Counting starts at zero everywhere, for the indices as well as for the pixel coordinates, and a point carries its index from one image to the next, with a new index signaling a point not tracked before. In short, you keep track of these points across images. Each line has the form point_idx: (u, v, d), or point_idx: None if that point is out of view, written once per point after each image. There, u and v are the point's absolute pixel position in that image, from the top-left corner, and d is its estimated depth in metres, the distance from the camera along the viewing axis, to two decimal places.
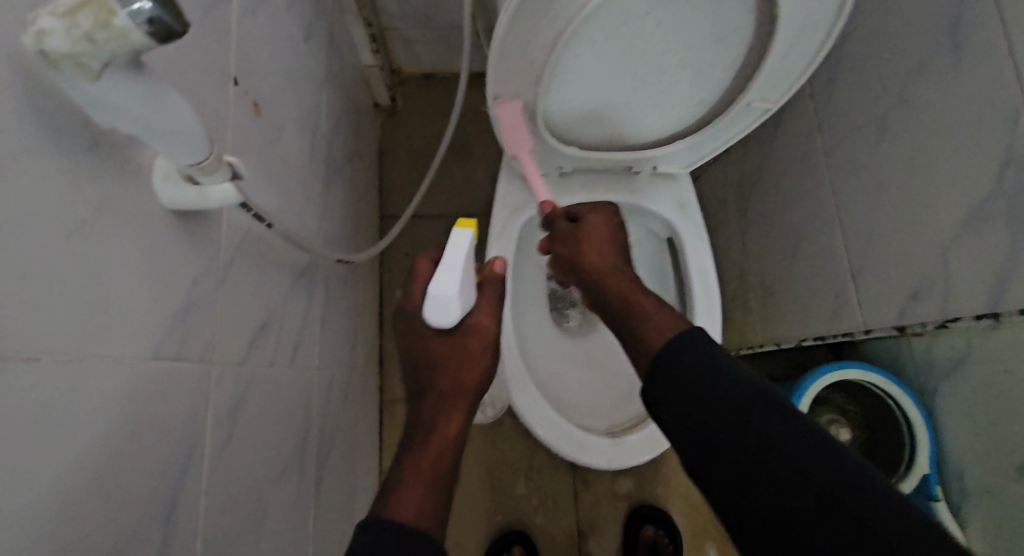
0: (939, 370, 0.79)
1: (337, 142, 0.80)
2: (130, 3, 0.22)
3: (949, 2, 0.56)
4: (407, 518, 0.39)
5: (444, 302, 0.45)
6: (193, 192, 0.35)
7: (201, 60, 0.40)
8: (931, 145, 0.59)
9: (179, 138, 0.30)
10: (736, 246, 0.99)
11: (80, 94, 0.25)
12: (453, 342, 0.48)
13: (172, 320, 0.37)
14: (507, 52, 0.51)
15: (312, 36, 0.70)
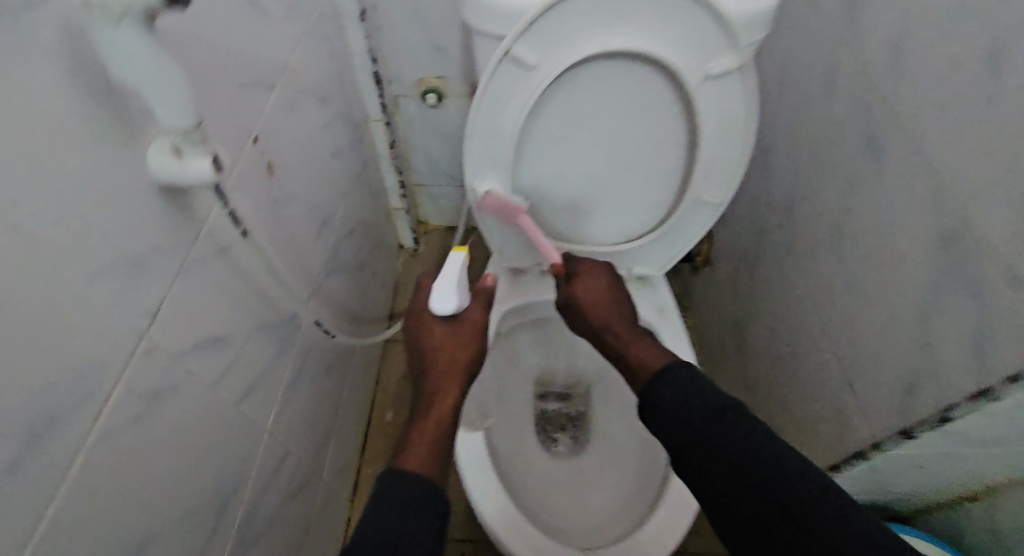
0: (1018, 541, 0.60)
1: (349, 248, 0.91)
2: None
3: (854, 124, 0.66)
4: (412, 464, 0.53)
5: (447, 293, 0.64)
6: (174, 163, 0.42)
7: (235, 105, 0.53)
8: (876, 237, 0.64)
9: (166, 98, 0.38)
10: (749, 380, 0.98)
11: (102, 39, 0.34)
12: (451, 338, 0.67)
13: (120, 264, 0.40)
14: (473, 138, 0.62)
15: (345, 159, 0.88)
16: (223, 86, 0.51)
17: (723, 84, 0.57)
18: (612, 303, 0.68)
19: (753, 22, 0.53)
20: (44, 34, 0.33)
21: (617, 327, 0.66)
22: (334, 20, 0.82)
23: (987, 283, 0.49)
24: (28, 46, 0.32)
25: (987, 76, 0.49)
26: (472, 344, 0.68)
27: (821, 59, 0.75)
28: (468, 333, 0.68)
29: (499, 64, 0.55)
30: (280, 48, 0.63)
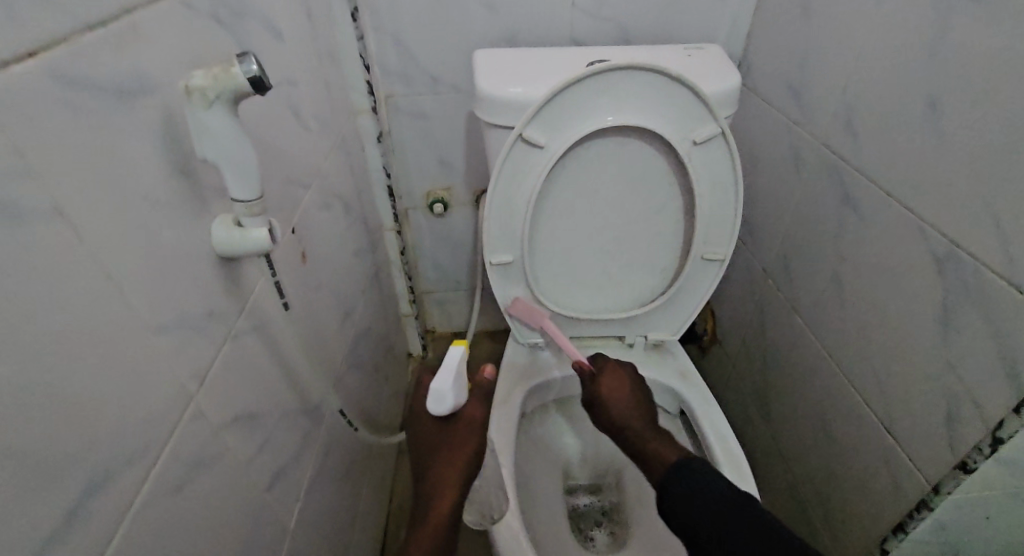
0: None
1: (359, 346, 0.93)
2: (246, 64, 0.35)
3: (837, 190, 0.76)
4: None
5: (442, 394, 0.56)
6: (236, 233, 0.42)
7: (284, 192, 0.59)
8: (875, 279, 0.69)
9: (241, 173, 0.39)
10: (786, 453, 0.94)
11: (195, 123, 0.37)
12: (447, 434, 0.61)
13: (198, 319, 0.41)
14: (494, 213, 0.72)
15: (357, 262, 0.94)
16: (280, 182, 0.58)
17: (709, 150, 0.68)
18: (636, 401, 0.69)
19: (721, 95, 0.67)
20: (165, 109, 0.37)
21: (637, 424, 0.66)
22: (349, 144, 0.94)
23: (992, 290, 0.52)
24: (149, 117, 0.36)
25: (937, 116, 0.57)
26: (469, 442, 0.60)
27: (791, 139, 0.87)
28: (463, 430, 0.61)
29: (514, 144, 0.67)
30: (313, 156, 0.71)
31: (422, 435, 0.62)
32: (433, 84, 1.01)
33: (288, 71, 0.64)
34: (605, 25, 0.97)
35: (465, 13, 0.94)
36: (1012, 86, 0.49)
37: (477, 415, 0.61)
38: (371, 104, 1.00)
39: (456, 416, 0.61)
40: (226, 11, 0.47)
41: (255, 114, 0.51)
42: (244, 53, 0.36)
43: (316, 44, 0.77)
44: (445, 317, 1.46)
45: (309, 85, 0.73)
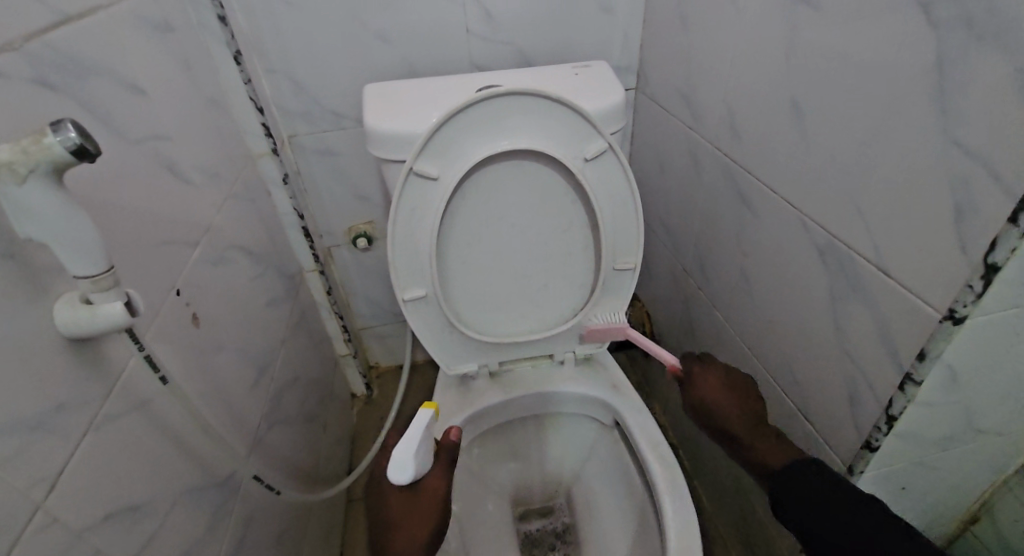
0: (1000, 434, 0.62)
1: (284, 398, 0.89)
2: (62, 134, 0.33)
3: (731, 190, 0.79)
4: None
5: (405, 462, 0.61)
6: (84, 312, 0.39)
7: (161, 255, 0.55)
8: (773, 272, 0.72)
9: (76, 247, 0.36)
10: (726, 448, 0.96)
11: (9, 203, 0.34)
12: (411, 504, 0.64)
13: (43, 412, 0.38)
14: (399, 249, 0.71)
15: (274, 312, 0.90)
16: (154, 245, 0.54)
17: (601, 166, 0.70)
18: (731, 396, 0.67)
19: (606, 112, 0.69)
20: None
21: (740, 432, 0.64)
22: (252, 191, 0.90)
23: (866, 276, 0.54)
24: None
25: (799, 115, 0.60)
26: (432, 513, 0.63)
27: (689, 143, 0.89)
28: (426, 502, 0.63)
29: (407, 179, 0.66)
30: (200, 210, 0.68)
31: (385, 508, 0.64)
32: (336, 119, 0.99)
33: (158, 125, 0.60)
34: (503, 48, 0.97)
35: (359, 46, 0.92)
36: (847, 83, 0.52)
37: (440, 482, 0.65)
38: (272, 147, 0.95)
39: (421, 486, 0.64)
40: (57, 74, 0.44)
41: (108, 178, 0.48)
42: (60, 120, 0.33)
43: (196, 94, 0.74)
44: (387, 351, 1.42)
45: (191, 137, 0.69)
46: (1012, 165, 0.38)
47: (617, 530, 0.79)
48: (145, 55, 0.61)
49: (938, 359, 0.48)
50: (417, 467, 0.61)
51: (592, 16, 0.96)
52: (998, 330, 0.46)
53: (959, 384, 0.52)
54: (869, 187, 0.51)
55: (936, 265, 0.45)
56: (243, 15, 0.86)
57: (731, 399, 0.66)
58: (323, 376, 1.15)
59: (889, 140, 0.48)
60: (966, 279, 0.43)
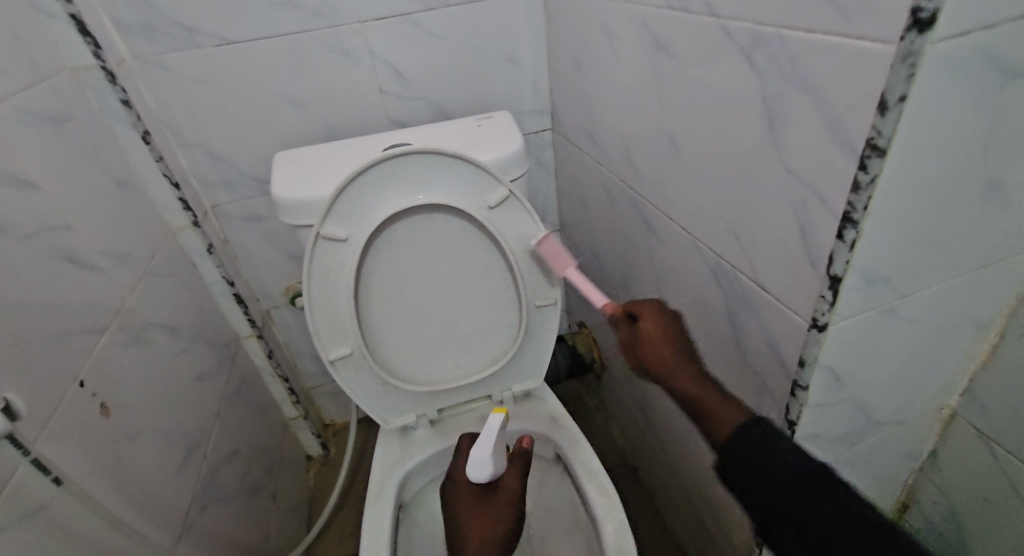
0: (896, 426, 0.67)
1: (220, 472, 0.87)
2: None
3: (638, 219, 0.83)
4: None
5: (483, 459, 0.65)
6: None
7: (57, 348, 0.55)
8: (683, 294, 0.75)
9: None
10: (673, 465, 0.98)
11: None
12: (487, 507, 0.65)
13: None
14: (317, 311, 0.72)
15: (205, 388, 0.88)
16: (45, 342, 0.53)
17: (507, 211, 0.72)
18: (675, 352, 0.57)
19: (503, 161, 0.74)
20: None
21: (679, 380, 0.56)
22: (175, 265, 0.89)
23: (752, 295, 0.58)
24: None
25: (679, 149, 0.64)
26: (505, 515, 0.65)
27: (601, 176, 0.92)
28: (500, 505, 0.65)
29: (316, 243, 0.68)
30: (108, 294, 0.66)
31: (457, 503, 0.66)
32: (260, 184, 0.97)
33: (53, 218, 0.58)
34: (419, 102, 0.97)
35: (273, 114, 0.90)
36: (716, 119, 0.55)
37: (514, 487, 0.67)
38: (193, 220, 0.91)
39: (494, 489, 0.66)
40: None
41: None
42: None
43: (102, 179, 0.71)
44: (339, 407, 1.39)
45: (99, 223, 0.68)
46: (833, 192, 0.42)
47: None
48: (35, 151, 0.59)
49: (817, 364, 0.52)
50: (495, 464, 0.65)
51: (499, 66, 0.97)
52: (859, 334, 0.51)
53: (842, 382, 0.56)
54: (745, 215, 0.55)
55: (804, 283, 0.49)
56: (150, 96, 0.84)
57: (665, 353, 0.57)
58: (270, 442, 1.12)
59: (758, 174, 0.51)
60: (820, 290, 0.47)
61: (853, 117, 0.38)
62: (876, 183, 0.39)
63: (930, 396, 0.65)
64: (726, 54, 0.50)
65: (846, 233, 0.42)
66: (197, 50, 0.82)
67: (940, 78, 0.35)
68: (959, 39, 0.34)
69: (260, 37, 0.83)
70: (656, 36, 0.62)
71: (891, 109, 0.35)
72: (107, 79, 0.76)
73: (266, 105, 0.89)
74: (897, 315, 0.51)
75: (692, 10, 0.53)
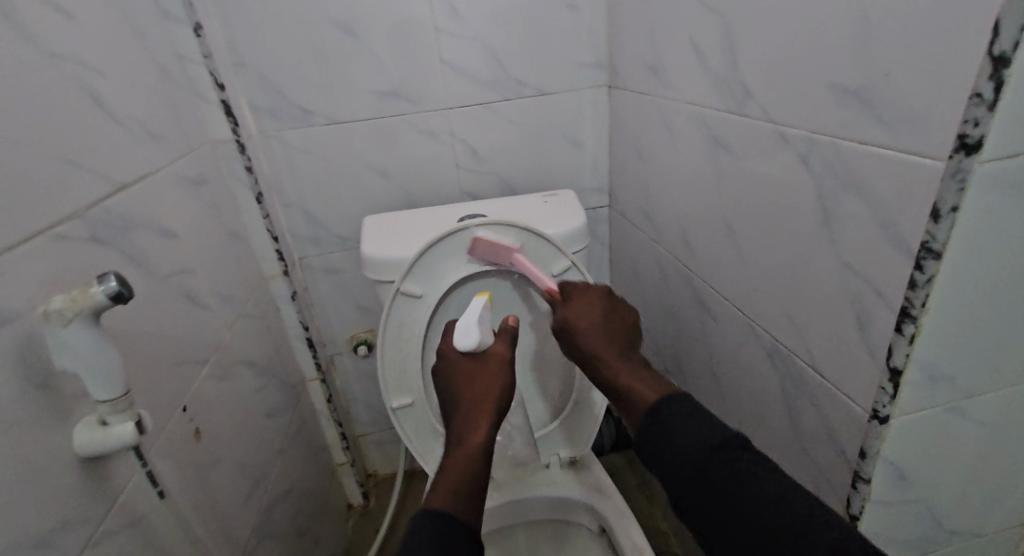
0: (977, 535, 0.63)
1: (276, 507, 0.91)
2: (105, 283, 0.41)
3: (692, 297, 0.85)
4: (444, 500, 0.51)
5: (469, 328, 0.67)
6: (100, 432, 0.45)
7: (172, 375, 0.62)
8: (736, 374, 0.76)
9: (105, 379, 0.43)
10: None
11: (61, 340, 0.42)
12: (480, 368, 0.65)
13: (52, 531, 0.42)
14: (388, 361, 0.78)
15: (272, 424, 0.94)
16: (162, 369, 0.60)
17: (569, 281, 0.78)
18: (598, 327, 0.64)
19: (567, 235, 0.80)
20: (24, 338, 0.41)
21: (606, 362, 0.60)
22: (263, 308, 0.98)
23: (809, 380, 0.59)
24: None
25: (737, 236, 0.67)
26: (501, 373, 0.64)
27: (656, 253, 0.96)
28: (495, 362, 0.65)
29: (395, 297, 0.75)
30: (212, 330, 0.75)
31: (449, 372, 0.66)
32: (342, 241, 1.07)
33: (183, 263, 0.67)
34: (490, 177, 1.06)
35: (362, 181, 1.01)
36: (773, 211, 0.59)
37: (503, 351, 0.67)
38: (283, 269, 1.01)
39: (487, 353, 0.66)
40: (107, 232, 0.53)
41: (134, 315, 0.55)
42: (106, 273, 0.42)
43: (220, 231, 0.82)
44: (384, 458, 1.42)
45: (213, 270, 0.77)
46: (891, 289, 0.45)
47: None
48: (179, 206, 0.69)
49: (878, 457, 0.52)
50: (481, 333, 0.66)
51: (566, 149, 1.06)
52: (922, 428, 0.51)
53: (907, 480, 0.55)
54: (802, 302, 0.57)
55: (862, 372, 0.50)
56: (265, 162, 0.96)
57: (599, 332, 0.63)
58: (318, 485, 1.16)
59: (815, 265, 0.54)
60: (880, 381, 0.48)
61: (910, 221, 0.41)
62: (933, 282, 0.41)
63: (1007, 507, 0.62)
64: (785, 156, 0.55)
65: (906, 327, 0.44)
66: (308, 125, 0.94)
67: (992, 194, 0.38)
68: (1009, 160, 0.37)
69: (362, 117, 0.95)
70: (716, 135, 0.67)
71: (944, 218, 0.39)
72: (239, 151, 0.89)
73: (358, 173, 1.00)
74: (962, 414, 0.51)
75: (751, 116, 0.59)
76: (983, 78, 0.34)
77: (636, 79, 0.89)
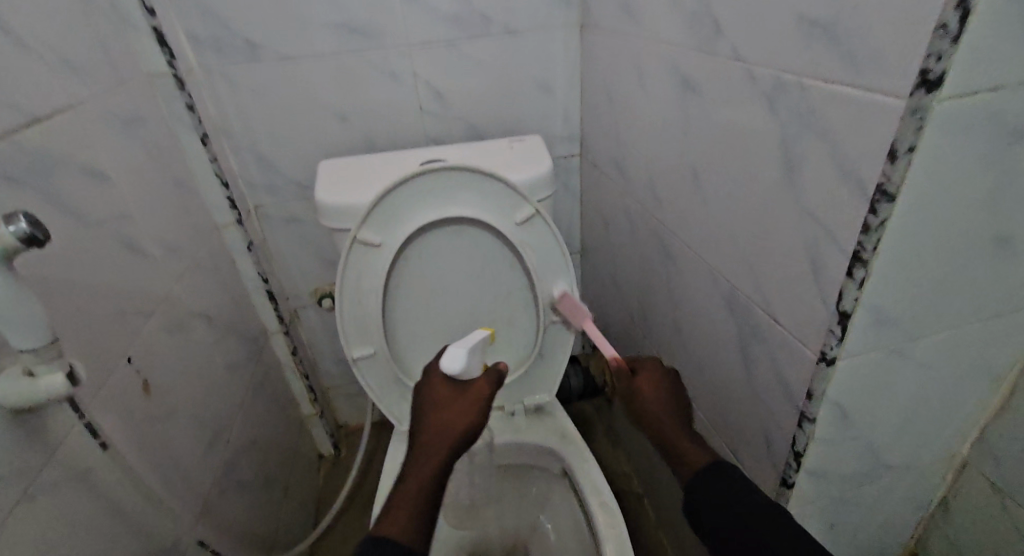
0: (911, 469, 0.67)
1: (240, 457, 0.91)
2: (14, 225, 0.38)
3: (657, 245, 0.85)
4: (391, 530, 0.52)
5: (456, 353, 0.65)
6: (26, 383, 0.43)
7: (113, 327, 0.59)
8: (697, 322, 0.77)
9: (24, 326, 0.40)
10: (675, 491, 0.98)
11: None
12: (456, 396, 0.64)
13: None
14: (346, 312, 0.76)
15: (233, 377, 0.92)
16: (99, 320, 0.57)
17: (533, 229, 0.76)
18: (669, 409, 0.63)
19: (532, 182, 0.78)
20: None
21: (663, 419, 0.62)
22: (218, 259, 0.95)
23: (765, 328, 0.59)
24: None
25: (702, 183, 0.66)
26: (473, 405, 0.62)
27: (624, 202, 0.95)
28: (470, 394, 0.63)
29: (352, 246, 0.72)
30: (159, 280, 0.71)
31: (429, 392, 0.65)
32: (300, 189, 1.02)
33: (117, 208, 0.63)
34: (454, 122, 1.02)
35: (318, 124, 0.96)
36: (737, 156, 0.57)
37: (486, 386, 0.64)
38: (237, 217, 0.97)
39: (467, 383, 0.64)
40: (19, 169, 0.48)
41: (61, 263, 0.52)
42: (14, 214, 0.39)
43: (163, 176, 0.77)
44: (354, 409, 1.42)
45: (157, 218, 0.73)
46: (844, 234, 0.45)
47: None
48: (109, 145, 0.64)
49: (824, 399, 0.53)
50: (467, 360, 0.65)
51: (533, 93, 1.02)
52: (867, 370, 0.52)
53: (849, 420, 0.57)
54: (761, 250, 0.57)
55: (814, 318, 0.51)
56: (210, 103, 0.90)
57: (660, 409, 0.63)
58: (286, 436, 1.16)
59: (775, 211, 0.53)
60: (829, 326, 0.49)
61: (866, 163, 0.41)
62: (885, 226, 0.41)
63: (940, 443, 0.65)
64: (751, 97, 0.53)
65: (856, 271, 0.44)
66: (256, 61, 0.88)
67: (948, 136, 0.37)
68: (968, 98, 0.36)
69: (315, 54, 0.89)
70: (685, 77, 0.65)
71: (900, 158, 0.38)
72: (178, 88, 0.83)
73: (314, 116, 0.95)
74: (906, 356, 0.52)
75: (720, 55, 0.57)
76: (949, 6, 0.33)
77: (606, 18, 0.85)
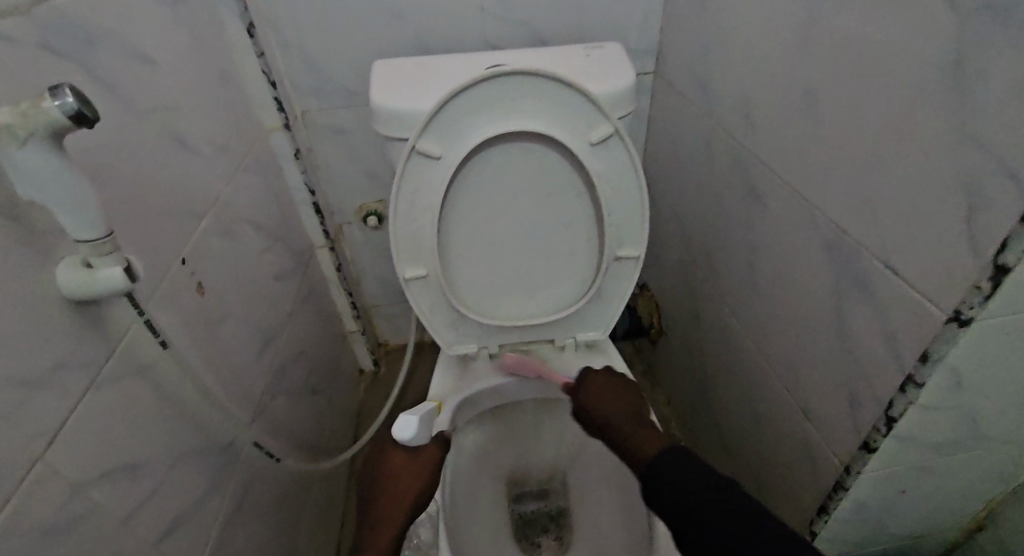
0: (1008, 443, 0.61)
1: (289, 367, 0.91)
2: (60, 98, 0.33)
3: (740, 178, 0.76)
4: None
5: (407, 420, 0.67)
6: (86, 274, 0.40)
7: (164, 225, 0.56)
8: (780, 267, 0.69)
9: (80, 212, 0.37)
10: (724, 438, 0.95)
11: (12, 164, 0.34)
12: (413, 459, 0.67)
13: (38, 376, 0.39)
14: (399, 229, 0.71)
15: (281, 288, 0.91)
16: (152, 216, 0.54)
17: (608, 149, 0.69)
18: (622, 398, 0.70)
19: (612, 95, 0.69)
20: None
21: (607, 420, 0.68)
22: (266, 165, 0.91)
23: (876, 277, 0.52)
24: None
25: (816, 105, 0.57)
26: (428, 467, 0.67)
27: (703, 128, 0.85)
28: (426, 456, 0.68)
29: (410, 157, 0.66)
30: (209, 181, 0.68)
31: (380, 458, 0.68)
32: (350, 95, 0.95)
33: (165, 97, 0.58)
34: (518, 27, 0.91)
35: (372, 21, 0.87)
36: (877, 70, 0.48)
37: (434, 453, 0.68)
38: (284, 121, 0.91)
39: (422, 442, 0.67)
40: (58, 39, 0.43)
41: (108, 150, 0.48)
42: (59, 85, 0.33)
43: (209, 68, 0.71)
44: (394, 330, 1.42)
45: (205, 113, 0.68)
46: None
47: (607, 521, 0.81)
48: (154, 25, 0.58)
49: (942, 362, 0.47)
50: (418, 426, 0.66)
51: None
52: (1005, 334, 0.45)
53: (962, 387, 0.50)
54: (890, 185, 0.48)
55: (953, 268, 0.43)
56: None
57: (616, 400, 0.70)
58: (331, 351, 1.17)
59: (921, 139, 0.44)
60: (976, 280, 0.41)
61: None
62: None
63: None
64: None
65: None
66: None
67: None
68: None
69: None
70: None
71: None
72: None
73: (368, 10, 0.86)
74: None
75: None
76: None
77: None
